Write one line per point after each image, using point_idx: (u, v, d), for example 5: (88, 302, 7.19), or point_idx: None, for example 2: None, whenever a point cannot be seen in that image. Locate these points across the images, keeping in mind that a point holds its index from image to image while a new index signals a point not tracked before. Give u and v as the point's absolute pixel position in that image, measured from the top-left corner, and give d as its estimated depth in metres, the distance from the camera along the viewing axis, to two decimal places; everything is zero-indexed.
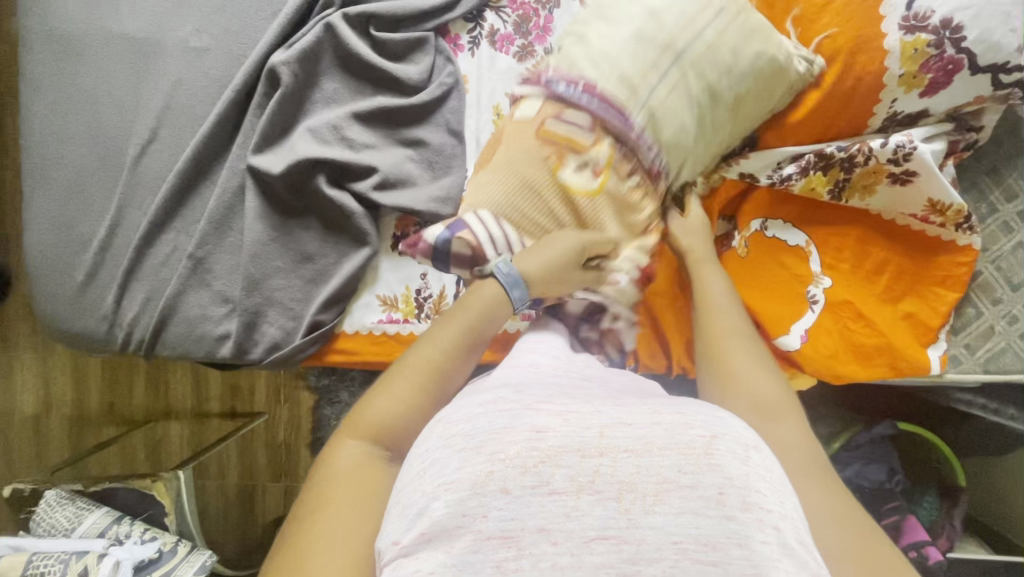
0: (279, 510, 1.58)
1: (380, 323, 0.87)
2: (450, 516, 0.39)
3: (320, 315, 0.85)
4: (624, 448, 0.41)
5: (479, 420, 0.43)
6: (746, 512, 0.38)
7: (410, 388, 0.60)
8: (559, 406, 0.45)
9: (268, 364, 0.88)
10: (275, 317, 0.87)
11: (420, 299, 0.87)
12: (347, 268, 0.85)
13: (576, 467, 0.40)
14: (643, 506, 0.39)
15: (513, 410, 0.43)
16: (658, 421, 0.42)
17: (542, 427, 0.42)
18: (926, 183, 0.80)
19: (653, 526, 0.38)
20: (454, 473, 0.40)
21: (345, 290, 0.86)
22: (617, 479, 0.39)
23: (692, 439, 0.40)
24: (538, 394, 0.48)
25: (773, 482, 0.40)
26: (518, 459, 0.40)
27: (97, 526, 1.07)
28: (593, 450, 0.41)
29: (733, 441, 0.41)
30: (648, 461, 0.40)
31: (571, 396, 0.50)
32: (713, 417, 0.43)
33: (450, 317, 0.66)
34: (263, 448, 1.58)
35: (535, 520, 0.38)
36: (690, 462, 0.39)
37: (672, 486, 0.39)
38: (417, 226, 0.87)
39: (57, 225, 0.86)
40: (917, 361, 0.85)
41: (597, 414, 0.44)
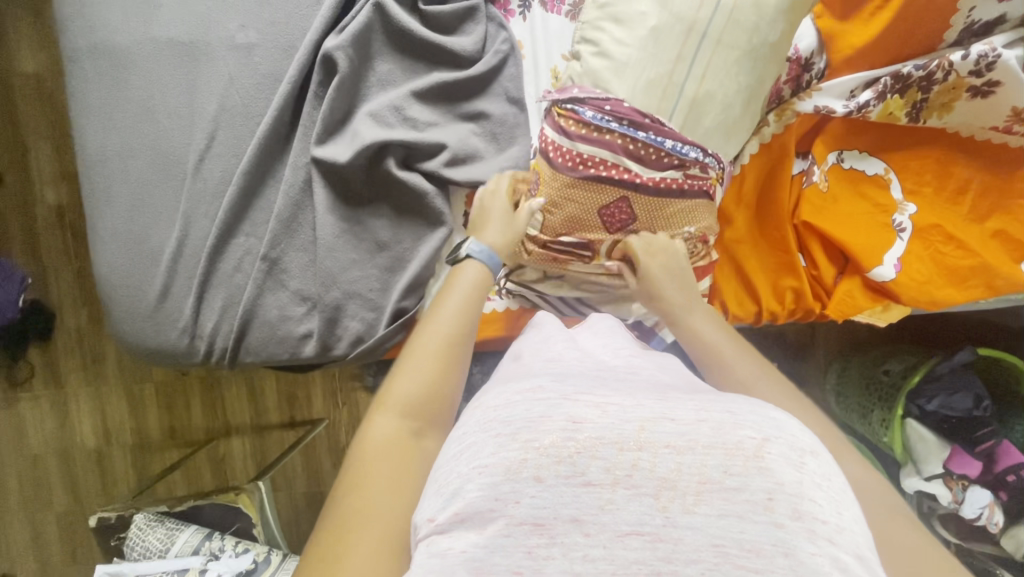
0: None
1: None
2: (483, 498, 0.37)
3: (402, 302, 0.84)
4: (666, 444, 0.38)
5: (515, 406, 0.40)
6: (795, 519, 0.35)
7: (426, 367, 0.62)
8: (598, 396, 0.41)
9: (354, 358, 0.87)
10: (355, 310, 0.85)
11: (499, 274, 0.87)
12: (423, 252, 0.84)
13: (613, 460, 0.38)
14: (682, 506, 0.36)
15: (550, 400, 0.40)
16: (703, 418, 0.39)
17: (579, 418, 0.39)
18: (1010, 92, 0.78)
19: (692, 528, 0.36)
20: (488, 458, 0.38)
21: (424, 275, 0.84)
22: (657, 475, 0.37)
23: (740, 439, 0.38)
24: (579, 383, 0.44)
25: (829, 489, 0.37)
26: (554, 448, 0.38)
27: (190, 544, 1.07)
28: (634, 444, 0.38)
29: (786, 445, 0.38)
30: (691, 459, 0.37)
31: (623, 386, 0.47)
32: (764, 415, 0.40)
33: (443, 301, 0.68)
34: (328, 454, 1.58)
35: (568, 510, 0.36)
36: (734, 466, 0.37)
37: (714, 487, 0.37)
38: None
39: (125, 243, 0.84)
40: (1016, 275, 0.81)
41: (638, 406, 0.40)
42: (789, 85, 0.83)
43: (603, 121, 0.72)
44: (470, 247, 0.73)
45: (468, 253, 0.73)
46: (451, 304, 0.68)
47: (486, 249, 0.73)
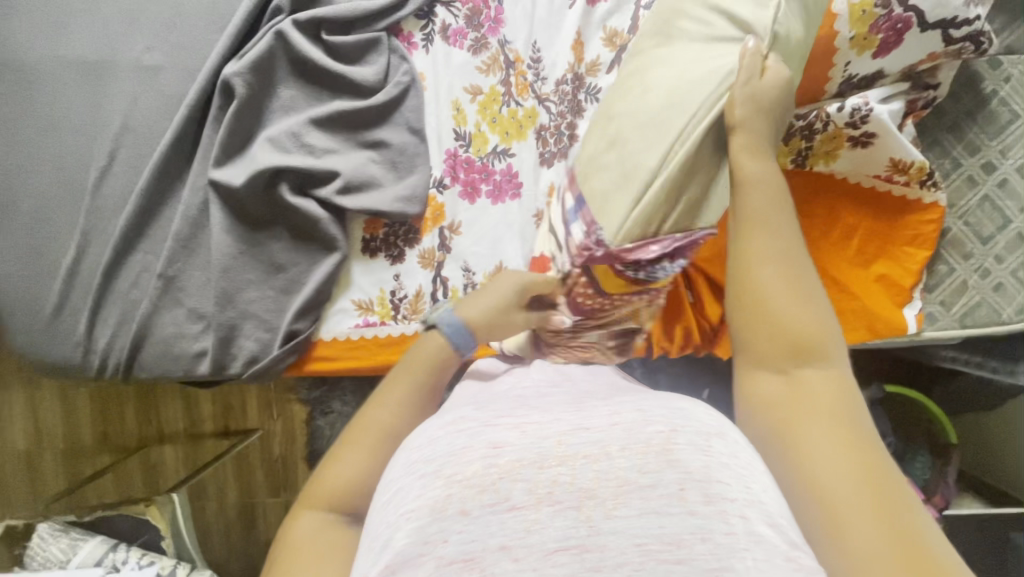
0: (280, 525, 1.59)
1: (357, 327, 0.88)
2: (412, 545, 0.36)
3: (296, 324, 0.85)
4: (584, 455, 0.39)
5: (438, 443, 0.42)
6: (717, 508, 0.35)
7: (359, 454, 0.58)
8: (519, 419, 0.43)
9: (248, 377, 0.87)
10: (251, 329, 0.86)
11: (396, 300, 0.88)
12: (318, 275, 0.85)
13: (534, 480, 0.37)
14: (603, 512, 0.36)
15: (472, 429, 0.42)
16: (615, 422, 0.41)
17: (499, 442, 0.40)
18: (885, 143, 0.81)
19: (619, 537, 0.35)
20: (414, 501, 0.38)
21: (319, 298, 0.86)
22: (577, 488, 0.37)
23: (650, 435, 0.39)
24: (503, 409, 0.47)
25: (738, 468, 0.39)
26: (476, 477, 0.38)
27: (93, 555, 1.07)
28: (552, 459, 0.39)
29: (694, 428, 0.40)
30: (607, 466, 0.38)
31: (537, 409, 0.47)
32: (673, 409, 0.42)
33: (399, 381, 0.65)
34: (261, 464, 1.58)
35: (495, 538, 0.35)
36: (645, 460, 0.38)
37: (632, 488, 0.36)
38: (386, 228, 0.88)
39: (23, 256, 0.85)
40: (894, 322, 0.85)
41: (558, 423, 0.42)
42: None
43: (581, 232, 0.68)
44: (438, 318, 0.70)
45: (437, 323, 0.70)
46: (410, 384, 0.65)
47: (454, 321, 0.70)
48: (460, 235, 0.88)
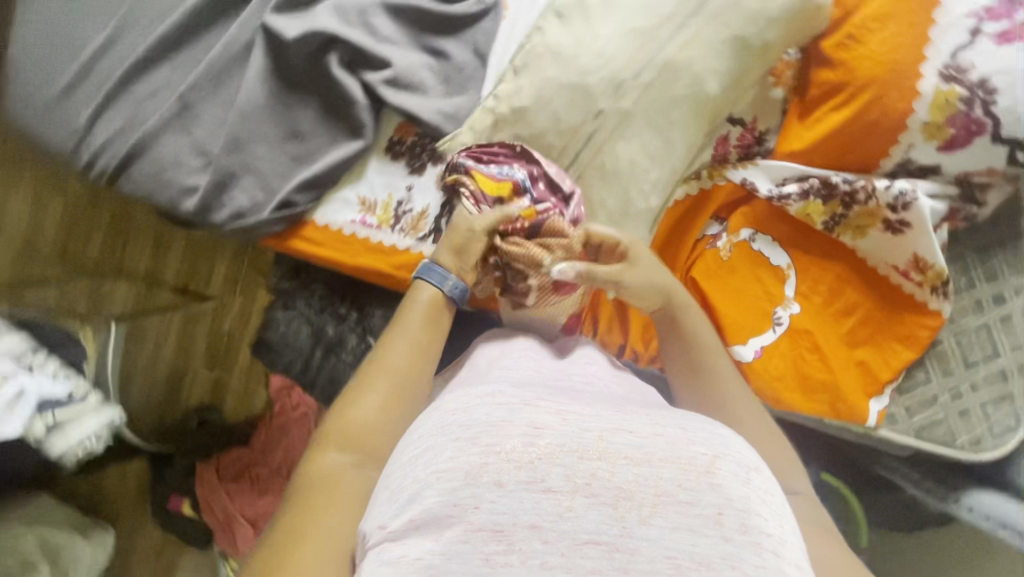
0: (204, 398, 1.60)
1: (353, 223, 0.86)
2: (444, 503, 0.46)
3: (294, 195, 0.83)
4: (624, 455, 0.48)
5: (476, 412, 0.51)
6: (742, 531, 0.45)
7: (379, 394, 0.64)
8: (557, 406, 0.52)
9: (228, 230, 0.85)
10: (248, 185, 0.84)
11: (399, 211, 0.86)
12: (334, 156, 0.84)
13: (572, 468, 0.48)
14: (639, 517, 0.46)
15: (511, 406, 0.51)
16: (660, 433, 0.50)
17: (540, 425, 0.50)
18: (915, 238, 0.81)
19: (646, 534, 0.45)
20: (445, 464, 0.48)
21: (327, 179, 0.84)
22: (614, 486, 0.47)
23: (695, 455, 0.49)
24: (536, 391, 0.56)
25: (770, 505, 0.48)
26: (517, 452, 0.47)
27: (12, 351, 1.03)
28: (596, 452, 0.48)
29: (736, 461, 0.49)
30: (647, 471, 0.48)
31: (567, 395, 0.58)
32: (715, 436, 0.51)
33: (401, 328, 0.70)
34: (205, 333, 1.58)
35: (527, 517, 0.45)
36: (691, 480, 0.47)
37: (669, 500, 0.46)
38: (416, 137, 0.86)
39: (49, 27, 0.81)
40: (856, 409, 0.85)
41: (599, 418, 0.52)
42: (737, 151, 0.88)
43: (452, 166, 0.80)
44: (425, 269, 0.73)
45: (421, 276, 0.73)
46: (414, 325, 0.70)
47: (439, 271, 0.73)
48: None
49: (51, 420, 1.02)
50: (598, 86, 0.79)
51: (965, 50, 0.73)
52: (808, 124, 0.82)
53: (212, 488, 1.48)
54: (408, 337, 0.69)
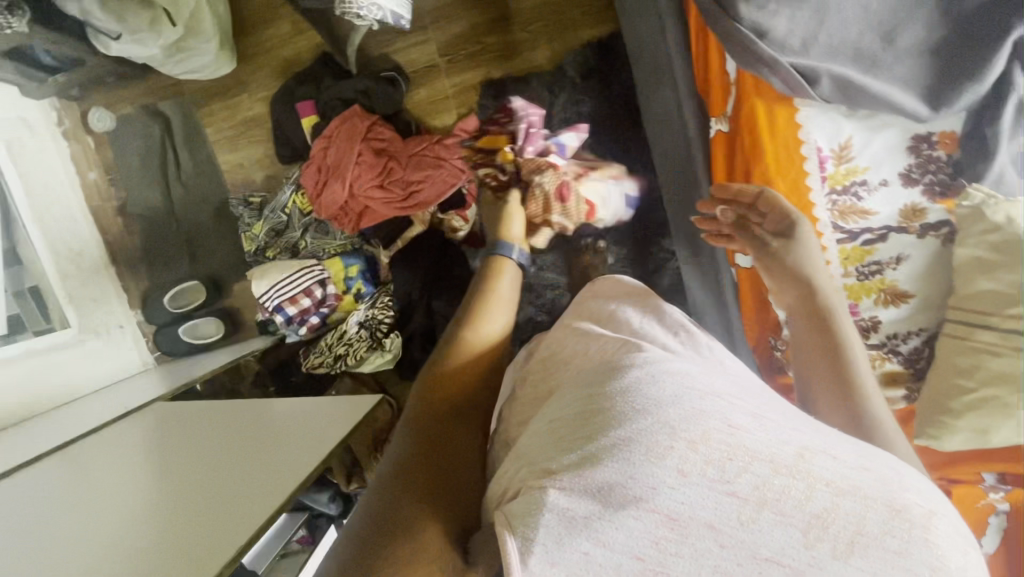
0: (409, 65, 1.45)
1: (813, 148, 0.80)
2: (618, 475, 0.45)
3: (823, 77, 0.73)
4: (826, 481, 0.43)
5: (666, 392, 0.48)
6: None
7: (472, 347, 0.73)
8: (754, 409, 0.48)
9: (735, 30, 0.72)
10: (804, 18, 0.69)
11: (851, 185, 0.81)
12: (891, 90, 0.72)
13: (764, 479, 0.43)
14: (832, 552, 0.42)
15: (699, 392, 0.48)
16: (866, 469, 0.45)
17: (736, 424, 0.46)
18: None
19: (837, 572, 0.42)
20: (626, 431, 0.46)
21: (857, 98, 0.73)
22: (809, 513, 0.42)
23: (910, 505, 0.43)
24: (724, 384, 0.51)
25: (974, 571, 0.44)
26: (708, 444, 0.45)
27: None
28: (793, 470, 0.43)
29: (949, 521, 0.43)
30: (849, 504, 0.42)
31: (767, 402, 0.52)
32: (924, 492, 0.45)
33: (495, 293, 0.80)
34: (473, 24, 1.42)
35: (704, 515, 0.44)
36: (902, 531, 0.41)
37: (867, 542, 0.42)
38: (941, 156, 0.77)
39: None
40: None
41: (800, 438, 0.46)
42: None
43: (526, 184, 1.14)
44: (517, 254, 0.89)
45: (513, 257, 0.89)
46: (505, 294, 0.81)
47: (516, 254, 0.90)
48: (939, 244, 0.79)
49: None
50: None
51: None
52: None
53: (352, 138, 1.37)
54: (498, 303, 0.78)
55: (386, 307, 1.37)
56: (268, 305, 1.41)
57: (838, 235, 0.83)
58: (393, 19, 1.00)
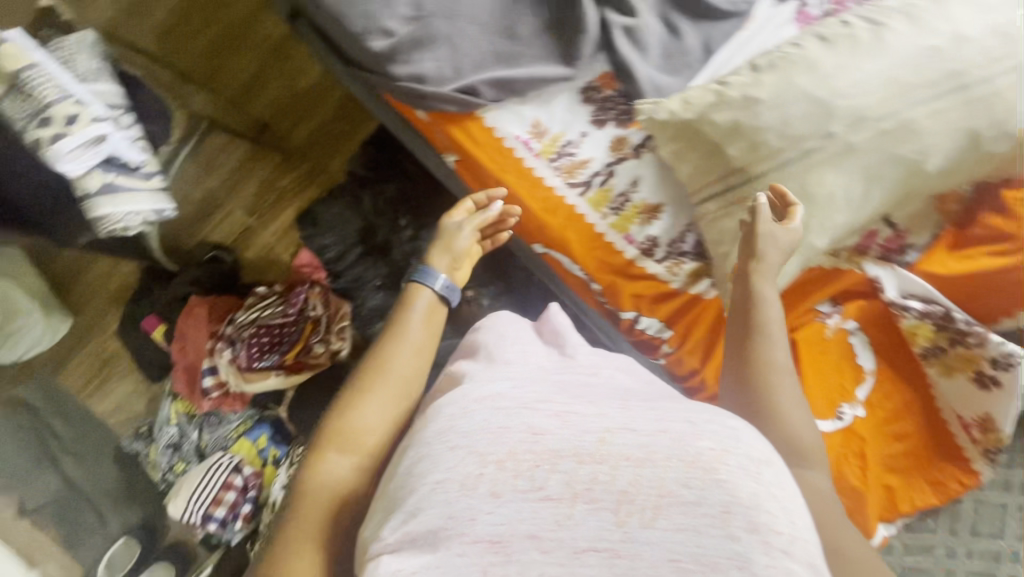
0: (227, 239, 1.53)
1: (516, 139, 0.88)
2: (439, 518, 0.46)
3: (481, 85, 0.84)
4: (627, 454, 0.47)
5: (474, 417, 0.52)
6: (751, 529, 0.42)
7: (384, 402, 0.72)
8: (561, 405, 0.52)
9: (399, 86, 0.85)
10: (438, 54, 0.84)
11: (563, 150, 0.88)
12: (535, 69, 0.85)
13: (571, 472, 0.47)
14: (641, 520, 0.44)
15: (512, 410, 0.52)
16: (666, 429, 0.48)
17: (539, 429, 0.50)
18: (1000, 399, 0.85)
19: (648, 540, 0.43)
20: (446, 472, 0.48)
21: (518, 86, 0.85)
22: (615, 490, 0.45)
23: (700, 452, 0.46)
24: (540, 388, 0.55)
25: (783, 500, 0.45)
26: (514, 459, 0.48)
27: (107, 96, 0.98)
28: (595, 457, 0.47)
29: (742, 457, 0.46)
30: (649, 472, 0.46)
31: (577, 390, 0.55)
32: (728, 430, 0.48)
33: (404, 335, 0.78)
34: (263, 178, 1.53)
35: (524, 528, 0.45)
36: (697, 478, 0.44)
37: (672, 500, 0.44)
38: (613, 92, 0.88)
39: None
40: (871, 519, 0.89)
41: (605, 418, 0.50)
42: (879, 248, 0.89)
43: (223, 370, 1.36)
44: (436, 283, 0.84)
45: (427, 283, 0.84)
46: (413, 333, 0.79)
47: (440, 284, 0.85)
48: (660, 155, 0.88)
49: (109, 180, 0.96)
50: (840, 112, 0.78)
51: None
52: (949, 258, 0.85)
53: (200, 327, 1.39)
54: (407, 343, 0.78)
55: (303, 457, 1.37)
56: (195, 519, 1.34)
57: (579, 191, 0.89)
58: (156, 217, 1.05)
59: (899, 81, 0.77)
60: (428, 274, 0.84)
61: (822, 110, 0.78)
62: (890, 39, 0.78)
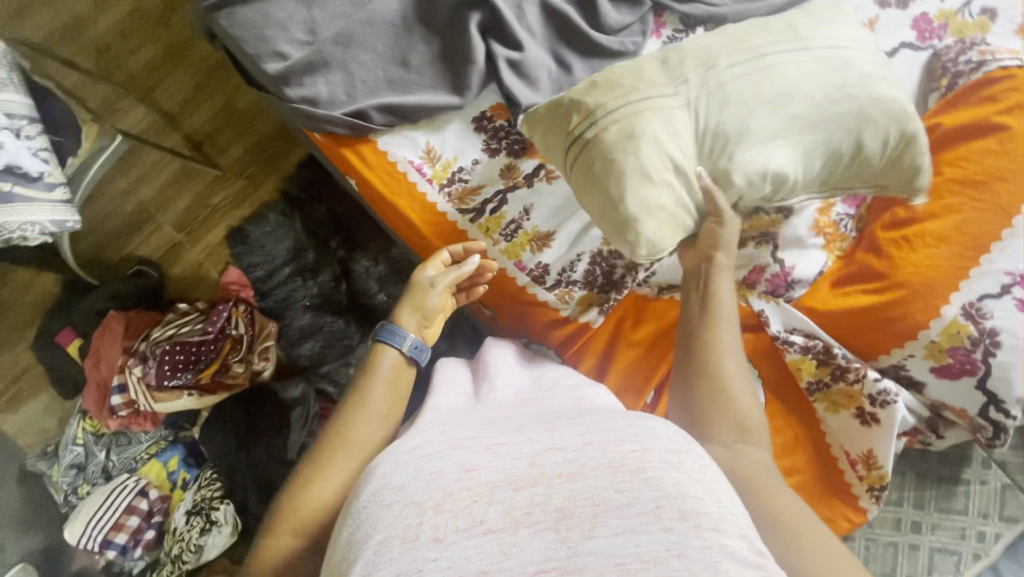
0: (152, 254, 1.51)
1: (409, 163, 0.91)
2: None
3: (373, 110, 0.88)
4: (557, 473, 0.55)
5: (405, 470, 0.57)
6: (680, 515, 0.51)
7: (344, 470, 0.70)
8: (488, 441, 0.60)
9: (293, 107, 0.88)
10: (334, 80, 0.89)
11: (455, 176, 0.91)
12: (427, 97, 0.90)
13: (509, 500, 0.54)
14: (582, 532, 0.51)
15: (440, 453, 0.58)
16: (588, 442, 0.58)
17: (472, 466, 0.57)
18: (879, 435, 0.86)
19: (592, 548, 0.51)
20: (387, 529, 0.53)
21: (411, 112, 0.89)
22: (554, 510, 0.53)
23: (623, 456, 0.55)
24: (465, 430, 0.63)
25: (709, 483, 0.55)
26: (451, 500, 0.54)
27: (10, 106, 0.98)
28: (530, 479, 0.55)
29: (663, 448, 0.56)
30: (582, 485, 0.54)
31: (499, 423, 0.64)
32: (644, 431, 0.58)
33: (371, 402, 0.76)
34: (193, 194, 1.52)
35: (475, 563, 0.50)
36: (624, 481, 0.54)
37: (608, 507, 0.52)
38: (505, 123, 0.92)
39: None
40: None
41: (529, 446, 0.59)
42: (767, 285, 0.89)
43: (135, 386, 1.32)
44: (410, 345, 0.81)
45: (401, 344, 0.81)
46: (381, 396, 0.77)
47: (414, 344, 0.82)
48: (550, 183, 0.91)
49: (5, 189, 0.95)
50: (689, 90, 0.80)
51: (993, 298, 0.79)
52: (827, 295, 0.88)
53: (114, 341, 1.35)
54: (371, 411, 0.76)
55: (212, 480, 1.32)
56: (91, 546, 1.28)
57: (470, 217, 0.92)
58: (58, 227, 1.03)
59: (756, 68, 0.80)
60: (395, 335, 0.81)
61: (665, 89, 0.80)
62: (745, 40, 0.82)
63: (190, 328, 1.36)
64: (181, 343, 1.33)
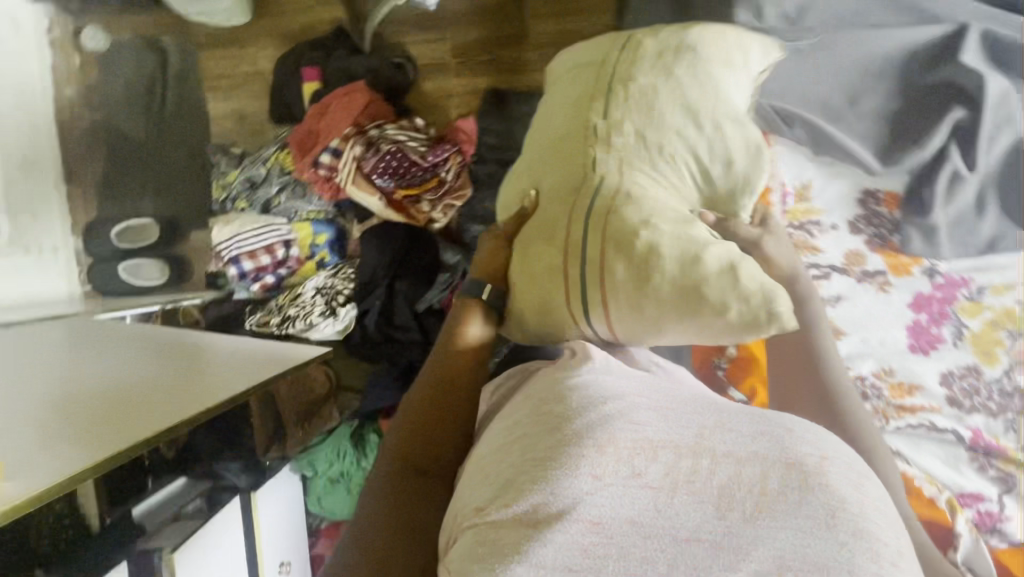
0: (419, 58, 1.50)
1: (785, 185, 0.97)
2: (534, 505, 0.46)
3: (799, 125, 0.91)
4: (721, 451, 0.48)
5: (562, 408, 0.52)
6: (855, 532, 0.44)
7: (432, 416, 0.70)
8: (648, 402, 0.53)
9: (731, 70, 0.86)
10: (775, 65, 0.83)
11: (804, 222, 0.97)
12: (851, 147, 0.90)
13: (670, 463, 0.47)
14: (744, 518, 0.45)
15: (591, 401, 0.52)
16: (756, 433, 0.50)
17: (633, 419, 0.50)
18: None
19: (754, 534, 0.44)
20: (528, 460, 0.50)
21: (827, 148, 0.92)
22: (716, 484, 0.46)
23: (802, 458, 0.48)
24: (621, 381, 0.57)
25: (880, 514, 0.47)
26: (609, 444, 0.48)
27: None
28: (693, 447, 0.48)
29: (842, 468, 0.49)
30: (749, 472, 0.47)
31: (671, 392, 0.57)
32: (817, 441, 0.51)
33: (449, 352, 0.73)
34: (487, 33, 1.49)
35: (625, 512, 0.45)
36: (792, 483, 0.46)
37: (774, 502, 0.45)
38: (888, 214, 0.93)
39: None
40: None
41: (690, 419, 0.51)
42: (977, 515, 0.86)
43: (345, 156, 1.34)
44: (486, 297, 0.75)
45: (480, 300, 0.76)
46: (466, 348, 0.73)
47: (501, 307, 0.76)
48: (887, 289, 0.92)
49: None
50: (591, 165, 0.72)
51: None
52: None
53: (348, 109, 1.36)
54: (454, 363, 0.72)
55: (348, 279, 1.36)
56: (225, 255, 1.38)
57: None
58: None
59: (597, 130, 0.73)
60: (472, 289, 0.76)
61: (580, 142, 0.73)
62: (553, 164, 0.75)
63: (415, 142, 1.37)
64: (402, 149, 1.35)
